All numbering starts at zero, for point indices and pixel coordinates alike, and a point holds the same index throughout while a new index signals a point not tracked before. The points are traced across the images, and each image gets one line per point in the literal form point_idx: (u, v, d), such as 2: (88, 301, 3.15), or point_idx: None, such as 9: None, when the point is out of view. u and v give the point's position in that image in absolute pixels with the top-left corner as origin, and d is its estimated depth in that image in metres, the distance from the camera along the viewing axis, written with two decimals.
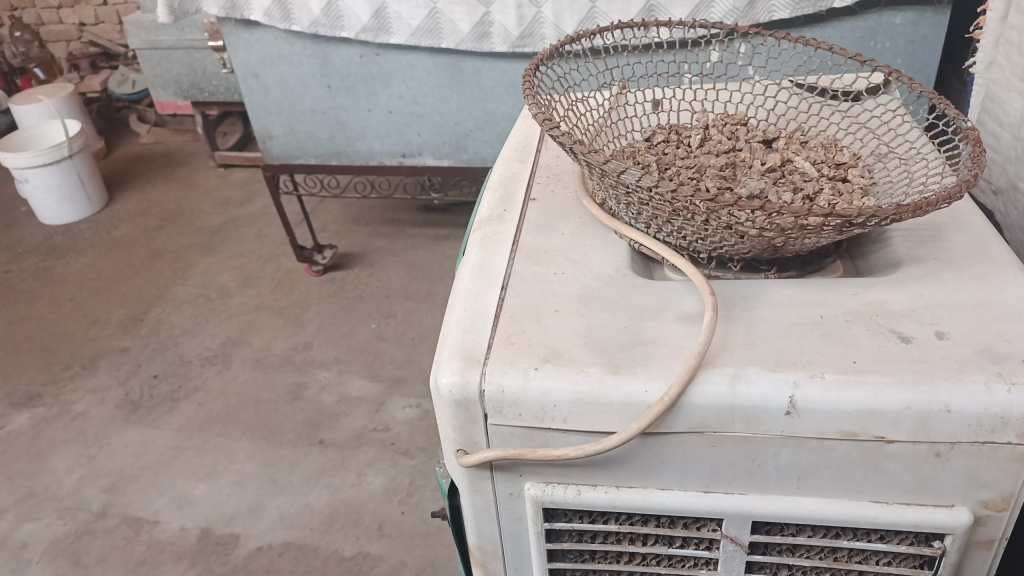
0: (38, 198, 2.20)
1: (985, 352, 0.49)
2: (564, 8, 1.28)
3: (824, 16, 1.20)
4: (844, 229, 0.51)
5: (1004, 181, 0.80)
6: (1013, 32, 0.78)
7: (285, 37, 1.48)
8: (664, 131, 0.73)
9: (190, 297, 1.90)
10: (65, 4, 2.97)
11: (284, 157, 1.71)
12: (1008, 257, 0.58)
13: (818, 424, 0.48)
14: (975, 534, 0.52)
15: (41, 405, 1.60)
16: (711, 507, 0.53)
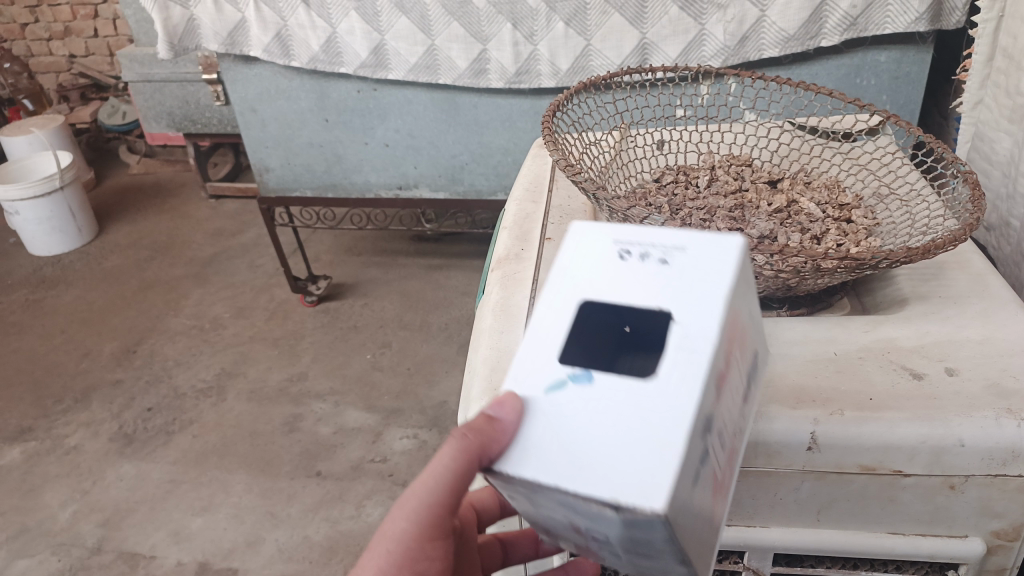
0: (27, 230, 2.19)
1: (993, 388, 0.51)
2: (560, 46, 1.30)
3: (812, 54, 1.24)
4: (856, 269, 0.53)
5: (997, 217, 0.83)
6: (1001, 74, 0.82)
7: (283, 72, 1.50)
8: (672, 171, 0.76)
9: (183, 328, 1.90)
10: (55, 36, 2.99)
11: (279, 189, 1.73)
12: (1008, 294, 0.61)
13: (838, 458, 0.50)
14: (987, 563, 0.54)
15: (33, 439, 1.58)
16: (735, 539, 0.55)
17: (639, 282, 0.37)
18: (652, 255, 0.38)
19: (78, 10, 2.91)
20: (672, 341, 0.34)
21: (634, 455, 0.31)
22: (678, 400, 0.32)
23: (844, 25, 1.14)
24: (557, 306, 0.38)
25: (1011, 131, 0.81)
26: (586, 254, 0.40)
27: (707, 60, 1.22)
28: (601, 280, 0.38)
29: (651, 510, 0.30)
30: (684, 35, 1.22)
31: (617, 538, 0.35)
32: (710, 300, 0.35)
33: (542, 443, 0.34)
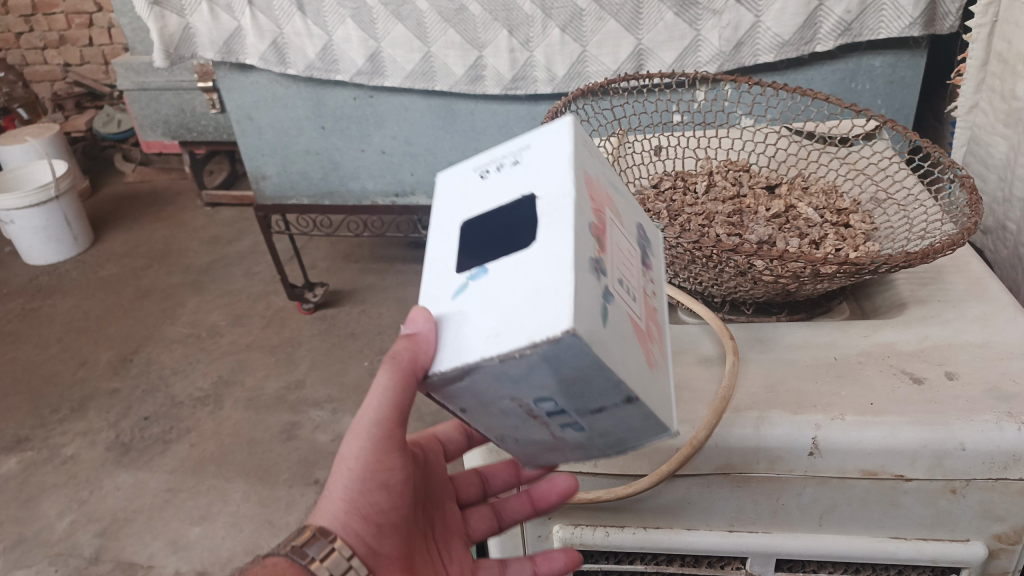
0: (23, 239, 2.18)
1: (994, 392, 0.51)
2: (556, 52, 1.30)
3: (807, 59, 1.24)
4: (855, 275, 0.53)
5: (993, 221, 0.84)
6: (995, 79, 0.83)
7: (280, 80, 1.50)
8: (670, 177, 0.76)
9: (180, 336, 1.89)
10: (50, 45, 2.99)
11: (276, 197, 1.73)
12: (1006, 297, 0.61)
13: (840, 463, 0.50)
14: (989, 566, 0.54)
15: (29, 449, 1.57)
16: (737, 545, 0.55)
17: (502, 185, 0.40)
18: (505, 163, 0.41)
19: (73, 19, 2.91)
20: (540, 210, 0.37)
21: (533, 299, 0.33)
22: (557, 245, 0.34)
23: (839, 30, 1.15)
24: (442, 236, 0.40)
25: (1007, 135, 0.81)
26: (451, 190, 0.43)
27: (703, 66, 1.23)
28: (472, 201, 0.41)
29: (561, 336, 0.31)
30: (680, 41, 1.22)
31: (561, 397, 0.35)
32: (564, 170, 0.38)
33: (456, 336, 0.35)
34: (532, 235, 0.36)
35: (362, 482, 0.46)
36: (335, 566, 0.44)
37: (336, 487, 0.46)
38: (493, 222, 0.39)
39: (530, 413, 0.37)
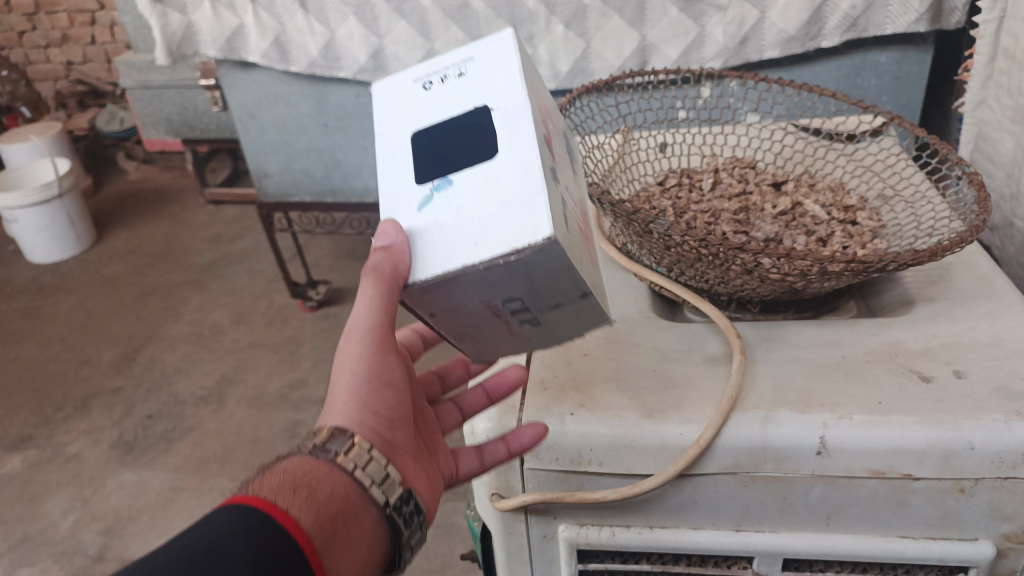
0: (26, 238, 2.18)
1: (1002, 390, 0.51)
2: (560, 49, 1.30)
3: (812, 55, 1.24)
4: (864, 273, 0.53)
5: (1000, 218, 0.83)
6: (1003, 75, 0.82)
7: (282, 78, 1.50)
8: (675, 175, 0.76)
9: (183, 335, 1.89)
10: (53, 43, 2.99)
11: (279, 195, 1.72)
12: (1014, 295, 0.60)
13: (847, 463, 0.49)
14: (998, 566, 0.53)
15: (33, 448, 1.57)
16: (743, 545, 0.54)
17: (451, 99, 0.46)
18: (448, 77, 0.48)
19: (76, 18, 2.91)
20: (497, 121, 0.43)
21: (509, 208, 0.40)
22: (520, 160, 0.41)
23: (844, 25, 1.13)
24: (394, 144, 0.46)
25: (1014, 132, 0.80)
26: (397, 103, 0.49)
27: (707, 62, 1.22)
28: (421, 115, 0.47)
29: (541, 242, 0.38)
30: (684, 37, 1.21)
31: (527, 297, 0.42)
32: (510, 86, 0.45)
33: (431, 244, 0.41)
34: (494, 148, 0.42)
35: (369, 381, 0.46)
36: (356, 461, 0.44)
37: (338, 393, 0.46)
38: (446, 135, 0.45)
39: (496, 312, 0.44)
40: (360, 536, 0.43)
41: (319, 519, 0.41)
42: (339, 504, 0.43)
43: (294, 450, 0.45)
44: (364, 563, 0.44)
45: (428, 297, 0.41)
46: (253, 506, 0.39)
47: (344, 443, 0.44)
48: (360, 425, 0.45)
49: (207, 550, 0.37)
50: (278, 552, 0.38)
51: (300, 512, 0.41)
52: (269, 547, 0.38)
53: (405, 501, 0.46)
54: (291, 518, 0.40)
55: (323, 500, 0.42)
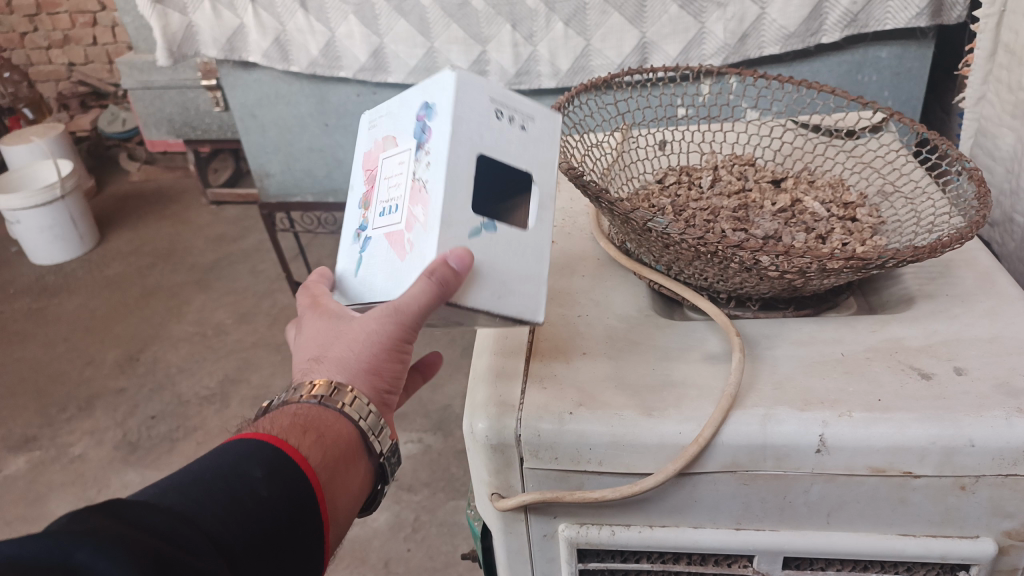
0: (30, 239, 2.19)
1: (1003, 387, 0.50)
2: (560, 46, 1.29)
3: (812, 51, 1.23)
4: (862, 269, 0.53)
5: (1001, 213, 0.83)
6: (1002, 70, 0.82)
7: (283, 78, 1.50)
8: (675, 172, 0.75)
9: (186, 335, 1.89)
10: (54, 45, 2.99)
11: (281, 195, 1.73)
12: (1015, 291, 0.60)
13: (848, 460, 0.49)
14: (1000, 563, 0.53)
15: (37, 448, 1.58)
16: (743, 543, 0.54)
17: (511, 145, 0.49)
18: (516, 123, 0.50)
19: (77, 19, 2.92)
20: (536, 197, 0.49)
21: (524, 282, 0.48)
22: (541, 243, 0.49)
23: (845, 21, 1.13)
24: (460, 150, 0.46)
25: (1014, 127, 0.80)
26: (474, 101, 0.48)
27: (707, 59, 1.22)
28: (491, 142, 0.48)
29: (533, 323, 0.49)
30: (684, 34, 1.21)
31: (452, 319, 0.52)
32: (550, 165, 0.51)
33: (479, 279, 0.46)
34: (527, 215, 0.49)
35: (386, 348, 0.47)
36: (359, 413, 0.48)
37: (350, 348, 0.47)
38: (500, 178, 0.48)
39: None
40: (355, 474, 0.49)
41: (326, 459, 0.47)
42: (342, 447, 0.48)
43: (294, 395, 0.49)
44: (357, 496, 0.50)
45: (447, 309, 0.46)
46: (267, 445, 0.45)
47: (347, 398, 0.48)
48: (364, 387, 0.48)
49: (232, 473, 0.42)
50: (292, 481, 0.44)
51: (310, 451, 0.46)
52: (287, 479, 0.43)
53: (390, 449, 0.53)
54: (304, 456, 0.46)
55: (330, 442, 0.48)
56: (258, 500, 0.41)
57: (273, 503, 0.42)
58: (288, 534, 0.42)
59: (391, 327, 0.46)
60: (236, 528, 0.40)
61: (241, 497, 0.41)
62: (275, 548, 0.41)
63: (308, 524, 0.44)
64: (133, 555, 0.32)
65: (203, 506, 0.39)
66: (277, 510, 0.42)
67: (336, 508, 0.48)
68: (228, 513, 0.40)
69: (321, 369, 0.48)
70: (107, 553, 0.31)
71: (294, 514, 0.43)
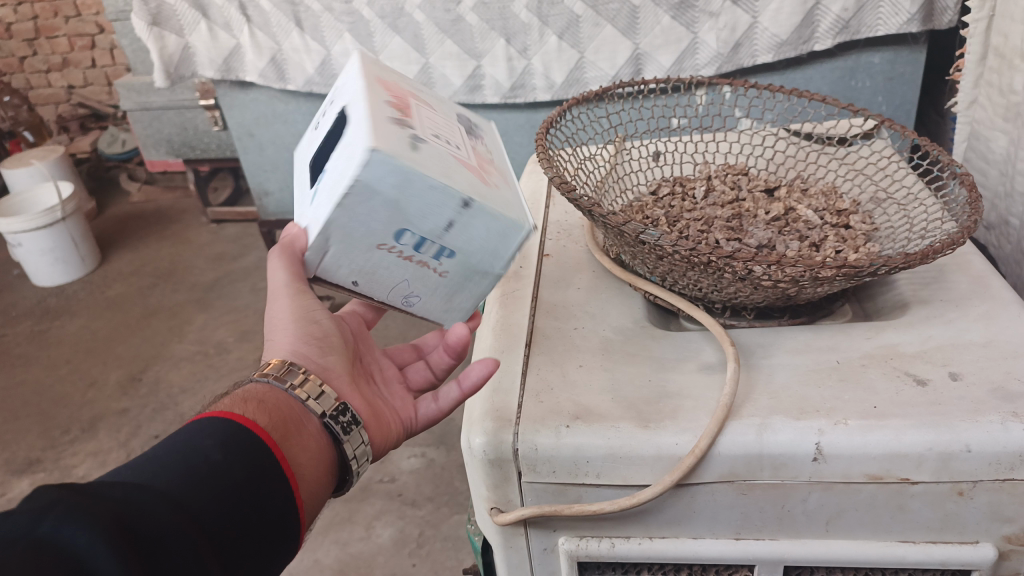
0: (31, 261, 2.20)
1: (999, 392, 0.50)
2: (554, 59, 1.30)
3: (805, 59, 1.23)
4: (855, 277, 0.52)
5: (996, 216, 0.83)
6: (994, 74, 0.82)
7: (279, 96, 1.52)
8: (669, 183, 0.76)
9: (188, 354, 1.89)
10: (53, 68, 3.01)
11: (280, 213, 1.74)
12: (1009, 295, 0.60)
13: (845, 468, 0.49)
14: (1000, 568, 0.53)
15: (40, 471, 1.57)
16: (743, 553, 0.54)
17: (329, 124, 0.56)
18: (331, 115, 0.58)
19: (76, 42, 2.95)
20: (343, 113, 0.52)
21: (350, 153, 0.46)
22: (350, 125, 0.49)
23: (836, 28, 1.13)
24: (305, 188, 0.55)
25: (1007, 130, 0.81)
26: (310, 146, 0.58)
27: (701, 68, 1.22)
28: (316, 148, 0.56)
29: (368, 154, 0.43)
30: (677, 44, 1.22)
31: (414, 217, 0.47)
32: (352, 87, 0.53)
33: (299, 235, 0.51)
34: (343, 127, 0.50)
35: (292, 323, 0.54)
36: (307, 391, 0.51)
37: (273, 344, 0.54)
38: (324, 146, 0.53)
39: (403, 252, 0.50)
40: (318, 443, 0.50)
41: (271, 420, 0.48)
42: (285, 411, 0.50)
43: (249, 379, 0.52)
44: (319, 459, 0.50)
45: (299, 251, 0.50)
46: (219, 419, 0.46)
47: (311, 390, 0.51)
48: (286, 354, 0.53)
49: (187, 445, 0.43)
50: (247, 449, 0.45)
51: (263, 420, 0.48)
52: (239, 443, 0.45)
53: (342, 412, 0.52)
54: (252, 421, 0.47)
55: (274, 408, 0.49)
56: (211, 464, 0.43)
57: (228, 467, 0.43)
58: (251, 497, 0.43)
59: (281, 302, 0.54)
60: (190, 490, 0.41)
61: (194, 466, 0.42)
62: (236, 510, 0.42)
63: (270, 483, 0.45)
64: (96, 517, 0.35)
65: (158, 475, 0.41)
66: (231, 476, 0.43)
67: (305, 474, 0.48)
68: (183, 478, 0.41)
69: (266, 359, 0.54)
70: (72, 518, 0.34)
71: (250, 477, 0.44)
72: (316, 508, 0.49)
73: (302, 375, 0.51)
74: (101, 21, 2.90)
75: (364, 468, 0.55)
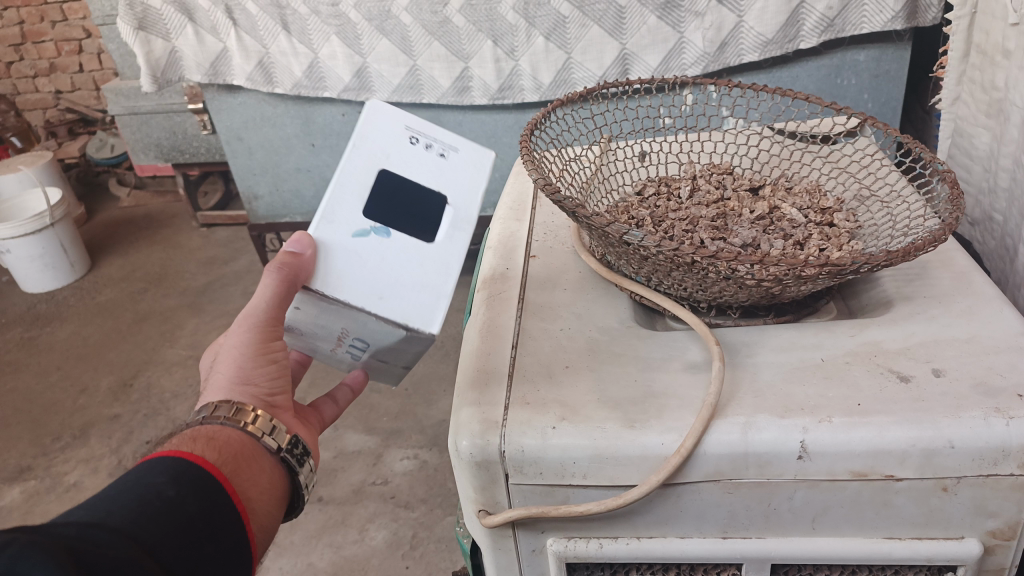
0: (20, 268, 2.18)
1: (981, 387, 0.51)
2: (541, 60, 1.30)
3: (790, 57, 1.24)
4: (838, 275, 0.53)
5: (980, 212, 0.84)
6: (976, 70, 0.83)
7: (268, 100, 1.51)
8: (654, 184, 0.76)
9: (180, 359, 1.89)
10: (41, 73, 3.01)
11: (270, 216, 1.74)
12: (991, 291, 0.61)
13: (829, 466, 0.50)
14: (986, 563, 0.53)
15: (32, 478, 1.56)
16: (730, 551, 0.54)
17: (427, 168, 0.56)
18: (434, 151, 0.57)
19: (63, 47, 2.94)
20: (445, 218, 0.55)
21: (425, 292, 0.53)
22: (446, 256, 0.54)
23: (822, 26, 1.14)
24: (356, 167, 0.53)
25: (990, 127, 0.81)
26: (384, 127, 0.55)
27: (687, 67, 1.23)
28: (402, 159, 0.55)
29: (427, 334, 0.52)
30: (663, 44, 1.22)
31: (385, 342, 0.55)
32: (473, 200, 0.56)
33: (341, 265, 0.51)
34: (432, 234, 0.54)
35: (249, 356, 0.54)
36: (263, 429, 0.54)
37: (221, 371, 0.54)
38: (400, 192, 0.54)
39: (342, 336, 0.55)
40: (264, 471, 0.53)
41: (222, 455, 0.51)
42: (239, 447, 0.52)
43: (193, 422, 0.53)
44: (270, 492, 0.53)
45: (323, 306, 0.52)
46: (170, 457, 0.48)
47: (267, 428, 0.54)
48: (241, 398, 0.54)
49: (140, 485, 0.45)
50: (199, 482, 0.47)
51: (212, 454, 0.50)
52: (193, 478, 0.47)
53: (294, 445, 0.56)
54: (202, 458, 0.49)
55: (222, 443, 0.52)
56: (166, 501, 0.45)
57: (182, 502, 0.45)
58: (204, 526, 0.46)
59: (250, 335, 0.54)
60: (146, 524, 0.43)
61: (151, 502, 0.44)
62: (193, 539, 0.45)
63: (221, 514, 0.47)
64: (53, 553, 0.35)
65: (114, 511, 0.42)
66: (184, 509, 0.45)
67: (254, 501, 0.51)
68: (139, 513, 0.43)
69: (207, 400, 0.55)
70: (31, 556, 0.34)
71: (204, 509, 0.46)
72: (268, 534, 0.53)
73: (253, 413, 0.54)
74: (88, 26, 2.90)
75: (311, 491, 0.59)
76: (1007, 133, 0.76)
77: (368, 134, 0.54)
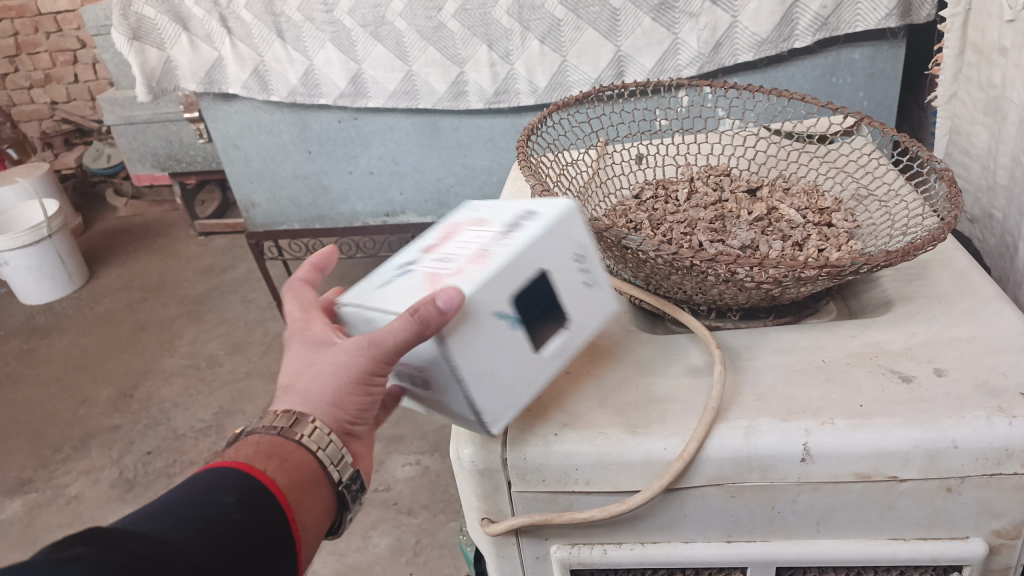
0: (18, 280, 2.18)
1: (983, 387, 0.51)
2: (536, 64, 1.30)
3: (786, 56, 1.24)
4: (837, 276, 0.53)
5: (979, 210, 0.84)
6: (973, 68, 0.83)
7: (264, 107, 1.51)
8: (652, 186, 0.76)
9: (179, 368, 1.88)
10: (36, 84, 3.00)
11: (267, 224, 1.73)
12: (992, 290, 0.61)
13: (832, 468, 0.49)
14: (991, 564, 0.53)
15: (33, 491, 1.56)
16: (735, 556, 0.54)
17: (574, 282, 0.51)
18: (591, 275, 0.52)
19: (58, 57, 2.94)
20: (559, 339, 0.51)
21: (506, 395, 0.48)
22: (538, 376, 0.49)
23: (816, 25, 1.14)
24: (532, 252, 0.48)
25: (988, 125, 0.81)
26: (570, 230, 0.51)
27: (683, 68, 1.22)
28: (563, 264, 0.50)
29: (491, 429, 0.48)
30: (658, 46, 1.22)
31: (447, 404, 0.50)
32: (587, 330, 0.53)
33: (468, 335, 0.44)
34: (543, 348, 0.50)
35: (351, 382, 0.46)
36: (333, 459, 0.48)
37: (318, 382, 0.47)
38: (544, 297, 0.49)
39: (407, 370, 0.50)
40: (325, 503, 0.49)
41: (291, 482, 0.46)
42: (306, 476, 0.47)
43: (259, 427, 0.48)
44: (323, 524, 0.49)
45: (434, 364, 0.46)
46: (238, 472, 0.45)
47: (337, 459, 0.48)
48: (326, 422, 0.47)
49: (206, 501, 0.42)
50: (262, 510, 0.44)
51: (279, 478, 0.46)
52: (259, 506, 0.44)
53: (355, 480, 0.50)
54: (271, 481, 0.46)
55: (294, 467, 0.47)
56: (229, 525, 0.42)
57: (245, 528, 0.43)
58: (260, 557, 0.43)
59: (362, 360, 0.45)
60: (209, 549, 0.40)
61: (214, 524, 0.41)
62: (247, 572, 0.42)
63: (277, 546, 0.44)
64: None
65: (180, 528, 0.40)
66: (245, 536, 0.42)
67: (306, 532, 0.47)
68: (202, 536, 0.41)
69: (286, 403, 0.47)
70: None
71: (262, 540, 0.43)
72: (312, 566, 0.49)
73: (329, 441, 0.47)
74: (82, 36, 2.89)
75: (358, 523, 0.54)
76: (1005, 131, 0.76)
77: (559, 234, 0.50)
